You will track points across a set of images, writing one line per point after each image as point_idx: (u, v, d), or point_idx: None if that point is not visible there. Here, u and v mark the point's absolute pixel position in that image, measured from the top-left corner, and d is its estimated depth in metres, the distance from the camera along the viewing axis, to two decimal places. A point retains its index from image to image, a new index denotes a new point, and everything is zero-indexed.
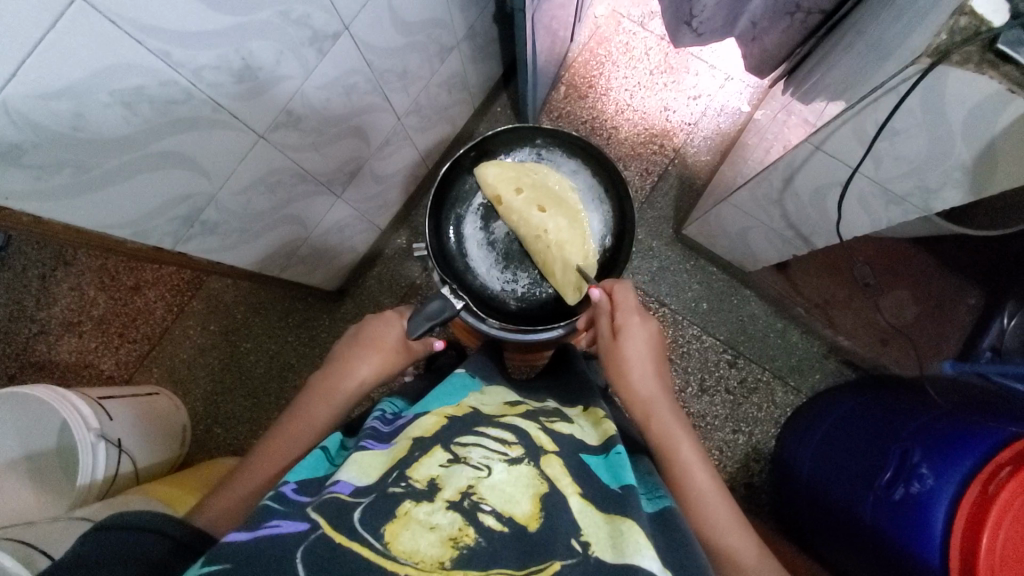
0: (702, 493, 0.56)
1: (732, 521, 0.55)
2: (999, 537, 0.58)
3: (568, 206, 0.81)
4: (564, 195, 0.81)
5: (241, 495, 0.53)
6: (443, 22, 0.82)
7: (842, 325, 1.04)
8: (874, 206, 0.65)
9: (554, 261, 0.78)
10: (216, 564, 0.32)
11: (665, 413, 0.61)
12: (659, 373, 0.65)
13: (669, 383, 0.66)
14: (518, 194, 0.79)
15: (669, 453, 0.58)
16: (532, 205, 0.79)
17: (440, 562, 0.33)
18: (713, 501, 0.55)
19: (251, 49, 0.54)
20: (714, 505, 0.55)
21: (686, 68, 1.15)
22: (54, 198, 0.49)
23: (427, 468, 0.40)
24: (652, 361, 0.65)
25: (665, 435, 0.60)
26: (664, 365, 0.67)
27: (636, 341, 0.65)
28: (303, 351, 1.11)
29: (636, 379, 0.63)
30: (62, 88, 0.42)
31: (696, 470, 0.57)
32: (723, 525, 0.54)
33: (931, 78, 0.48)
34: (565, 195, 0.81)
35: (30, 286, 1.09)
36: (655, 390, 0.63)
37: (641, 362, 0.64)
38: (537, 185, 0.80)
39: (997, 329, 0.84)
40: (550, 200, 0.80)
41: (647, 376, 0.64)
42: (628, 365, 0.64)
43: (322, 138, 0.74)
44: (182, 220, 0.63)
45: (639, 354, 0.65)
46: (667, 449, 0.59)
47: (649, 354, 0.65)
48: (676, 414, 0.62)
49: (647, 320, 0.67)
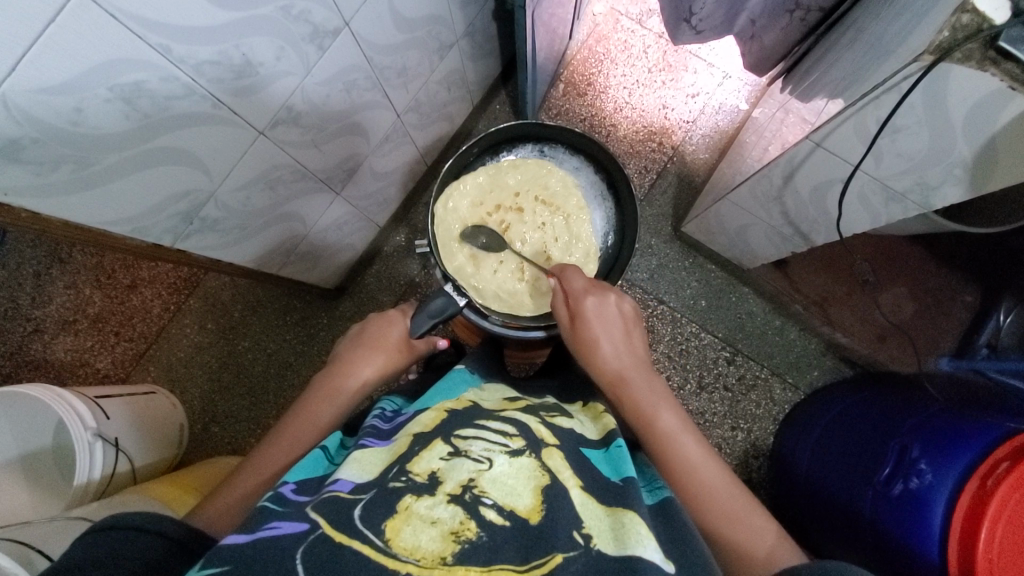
0: (687, 461, 0.53)
1: (728, 491, 0.52)
2: (998, 531, 0.59)
3: (563, 206, 0.81)
4: (562, 195, 0.81)
5: (240, 497, 0.53)
6: (442, 19, 0.82)
7: (840, 322, 1.05)
8: (873, 202, 0.65)
9: (500, 297, 0.78)
10: (215, 566, 0.32)
11: (639, 389, 0.58)
12: (630, 345, 0.63)
13: (639, 351, 0.63)
14: (465, 235, 0.78)
15: (650, 425, 0.56)
16: (519, 212, 0.80)
17: (442, 557, 0.33)
18: (707, 475, 0.52)
19: (251, 45, 0.53)
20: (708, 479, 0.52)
21: (684, 66, 1.15)
22: (54, 194, 0.48)
23: (428, 461, 0.40)
24: (621, 333, 0.63)
25: (641, 407, 0.57)
26: (634, 338, 0.64)
27: (597, 319, 0.62)
28: (301, 349, 1.10)
29: (604, 356, 0.61)
30: (63, 82, 0.41)
31: (681, 443, 0.54)
32: (717, 490, 0.51)
33: (933, 74, 0.48)
34: (561, 194, 0.81)
35: (24, 285, 1.08)
36: (627, 366, 0.60)
37: (606, 338, 0.62)
38: (528, 189, 0.81)
39: (993, 327, 0.88)
40: (541, 204, 0.80)
41: (615, 350, 0.61)
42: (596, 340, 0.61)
43: (322, 134, 0.73)
44: (181, 218, 0.62)
45: (603, 328, 0.62)
46: (647, 422, 0.56)
47: (617, 326, 0.63)
48: (649, 384, 0.59)
49: (606, 295, 0.64)
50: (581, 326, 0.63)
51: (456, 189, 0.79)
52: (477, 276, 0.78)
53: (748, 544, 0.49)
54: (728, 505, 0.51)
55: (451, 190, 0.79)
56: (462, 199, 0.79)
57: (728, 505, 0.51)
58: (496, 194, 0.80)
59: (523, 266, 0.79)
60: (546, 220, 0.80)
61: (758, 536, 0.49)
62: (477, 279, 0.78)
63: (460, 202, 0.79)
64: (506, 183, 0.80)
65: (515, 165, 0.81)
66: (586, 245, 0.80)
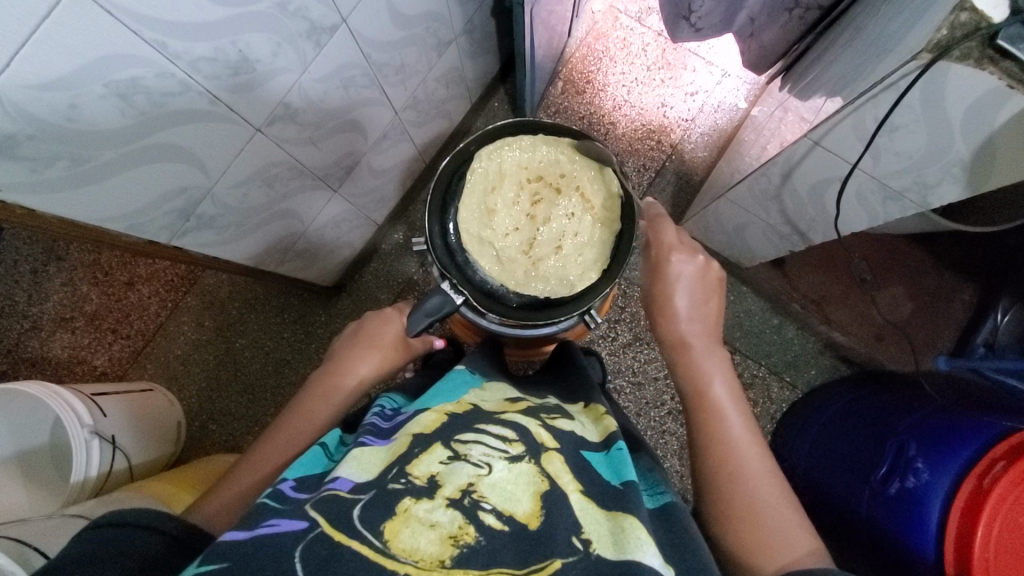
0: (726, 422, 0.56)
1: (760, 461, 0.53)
2: (993, 530, 0.59)
3: (600, 208, 0.78)
4: (604, 193, 0.78)
5: (236, 495, 0.52)
6: (441, 16, 0.82)
7: (837, 321, 1.04)
8: (872, 201, 0.65)
9: (496, 275, 0.77)
10: (216, 563, 0.31)
11: (700, 356, 0.63)
12: (707, 310, 0.66)
13: (713, 326, 0.66)
14: (492, 198, 0.78)
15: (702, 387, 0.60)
16: (558, 194, 0.78)
17: (440, 561, 0.33)
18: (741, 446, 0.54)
19: (248, 41, 0.53)
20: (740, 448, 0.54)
21: (683, 65, 1.15)
22: (50, 191, 0.48)
23: (427, 464, 0.40)
24: (699, 296, 0.66)
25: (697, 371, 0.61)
26: (711, 307, 0.67)
27: (676, 280, 0.66)
28: (299, 347, 1.10)
29: (676, 318, 0.66)
30: (57, 79, 0.41)
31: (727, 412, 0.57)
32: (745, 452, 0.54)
33: (931, 72, 0.47)
34: (605, 194, 0.78)
35: (22, 281, 1.08)
36: (695, 334, 0.64)
37: (683, 300, 0.66)
38: (577, 176, 0.78)
39: (991, 326, 0.90)
40: (582, 196, 0.78)
41: (688, 313, 0.66)
42: (671, 298, 0.66)
43: (320, 131, 0.73)
44: (177, 215, 0.62)
45: (682, 289, 0.66)
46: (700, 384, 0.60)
47: (696, 288, 0.66)
48: (714, 354, 0.63)
49: (693, 256, 0.67)
50: (658, 283, 0.68)
51: (497, 142, 0.79)
52: (483, 240, 0.77)
53: (759, 520, 0.49)
54: (752, 478, 0.52)
55: (496, 146, 0.78)
56: (501, 161, 0.78)
57: (752, 466, 0.53)
58: (535, 168, 0.78)
59: (535, 245, 0.77)
60: (576, 213, 0.78)
61: (775, 516, 0.49)
62: (482, 245, 0.77)
63: (479, 180, 0.78)
64: (557, 161, 0.78)
65: (570, 147, 0.78)
66: (597, 253, 0.77)
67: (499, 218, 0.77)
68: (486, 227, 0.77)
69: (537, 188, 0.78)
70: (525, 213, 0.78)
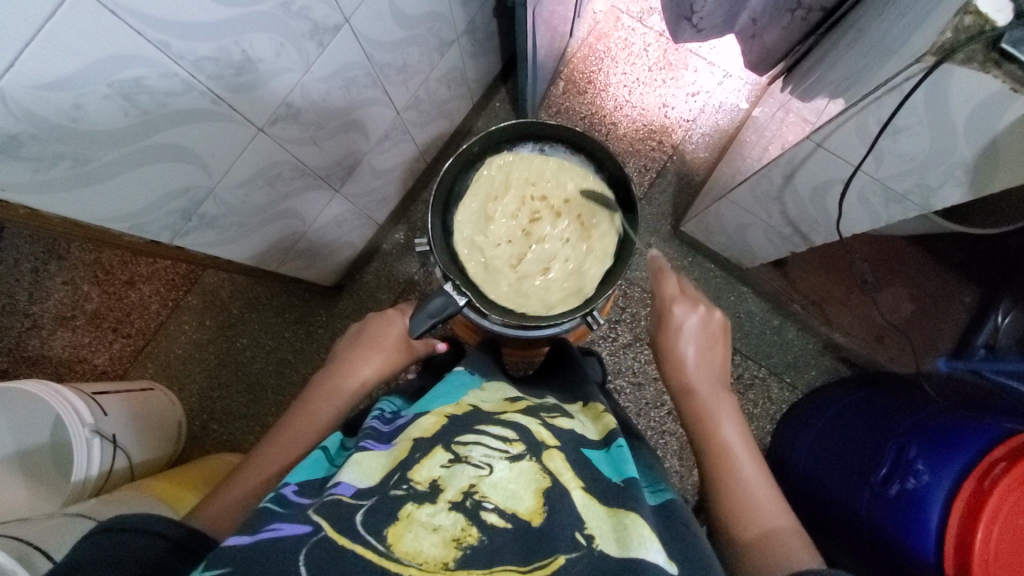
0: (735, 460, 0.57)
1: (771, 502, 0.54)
2: (994, 531, 0.59)
3: (596, 241, 0.79)
4: (603, 228, 0.79)
5: (239, 498, 0.52)
6: (443, 15, 0.82)
7: (839, 322, 1.05)
8: (874, 203, 0.65)
9: (479, 281, 0.78)
10: (218, 568, 0.31)
11: (707, 399, 0.64)
12: (712, 359, 0.68)
13: (720, 372, 0.68)
14: (491, 203, 0.79)
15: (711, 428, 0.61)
16: (557, 218, 0.80)
17: (444, 563, 0.33)
18: (756, 493, 0.54)
19: (250, 41, 0.53)
20: (755, 495, 0.54)
21: (684, 65, 1.15)
22: (52, 190, 0.48)
23: (429, 468, 0.40)
24: (704, 345, 0.68)
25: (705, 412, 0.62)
26: (717, 353, 0.69)
27: (682, 330, 0.69)
28: (300, 346, 1.10)
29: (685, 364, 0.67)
30: (61, 79, 0.41)
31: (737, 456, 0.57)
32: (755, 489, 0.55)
33: (935, 76, 0.48)
34: (604, 229, 0.79)
35: (22, 280, 1.07)
36: (702, 378, 0.66)
37: (689, 347, 0.68)
38: (581, 205, 0.79)
39: (991, 327, 0.86)
40: (581, 225, 0.79)
41: (696, 359, 0.67)
42: (677, 345, 0.68)
43: (322, 131, 0.73)
44: (179, 215, 0.62)
45: (688, 338, 0.69)
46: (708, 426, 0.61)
47: (700, 337, 0.69)
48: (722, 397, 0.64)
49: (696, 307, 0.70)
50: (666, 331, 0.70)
51: (511, 152, 0.81)
52: (474, 245, 0.78)
53: (776, 566, 0.47)
54: (764, 517, 0.52)
55: (507, 153, 0.80)
56: (509, 170, 0.80)
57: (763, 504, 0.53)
58: (541, 186, 0.80)
59: (523, 262, 0.79)
60: (571, 240, 0.79)
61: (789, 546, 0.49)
62: (472, 249, 0.78)
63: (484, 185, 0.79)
64: (565, 186, 0.79)
65: (582, 176, 0.79)
66: (580, 282, 0.78)
67: (495, 225, 0.79)
68: (482, 233, 0.79)
69: (539, 210, 0.80)
70: (521, 229, 0.79)
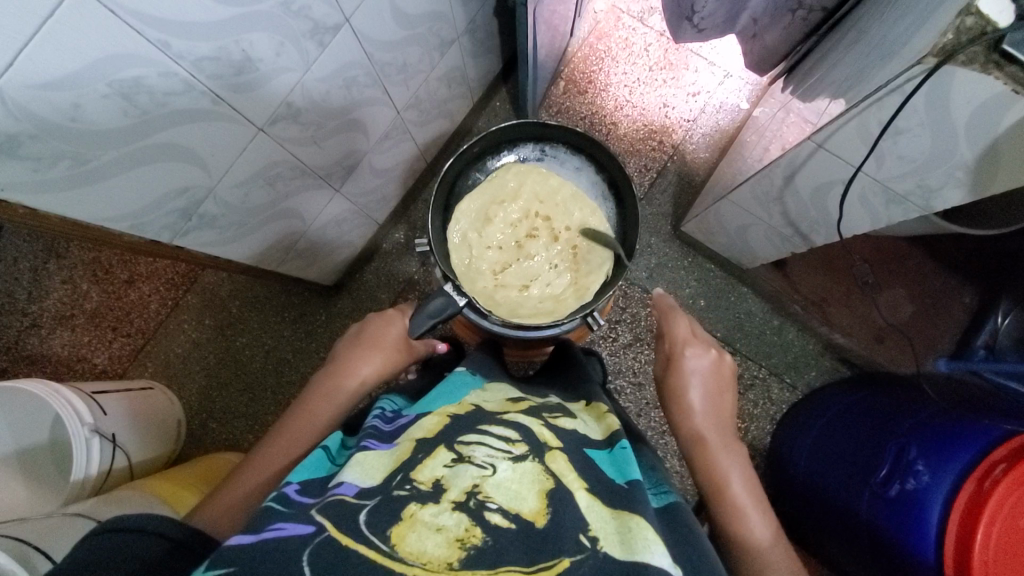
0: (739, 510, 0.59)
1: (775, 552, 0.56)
2: (993, 532, 0.59)
3: (581, 275, 0.78)
4: (592, 264, 0.78)
5: (239, 498, 0.52)
6: (444, 15, 0.81)
7: (838, 321, 1.05)
8: (875, 204, 0.65)
9: (465, 275, 0.77)
10: (222, 567, 0.31)
11: (714, 439, 0.63)
12: (721, 402, 0.68)
13: (728, 413, 0.68)
14: (493, 204, 0.79)
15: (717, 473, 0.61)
16: (553, 242, 0.79)
17: (448, 563, 0.33)
18: (772, 563, 0.55)
19: (250, 41, 0.53)
20: (772, 568, 0.54)
21: (685, 65, 1.15)
22: (51, 190, 0.48)
23: (432, 469, 0.40)
24: (712, 388, 0.68)
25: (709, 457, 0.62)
26: (726, 396, 0.69)
27: (691, 373, 0.68)
28: (299, 346, 1.10)
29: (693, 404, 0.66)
30: (60, 78, 0.41)
31: (751, 523, 0.58)
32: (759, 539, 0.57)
33: (937, 77, 0.48)
34: (592, 266, 0.78)
35: (21, 279, 1.07)
36: (708, 418, 0.65)
37: (697, 389, 0.67)
38: (579, 236, 0.79)
39: (991, 328, 0.88)
40: (574, 257, 0.79)
41: (703, 400, 0.67)
42: (684, 387, 0.68)
43: (322, 131, 0.73)
44: (179, 214, 0.62)
45: (696, 379, 0.68)
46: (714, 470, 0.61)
47: (710, 383, 0.68)
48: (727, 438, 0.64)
49: (706, 352, 0.70)
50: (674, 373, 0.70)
51: (513, 154, 0.82)
52: (465, 240, 0.78)
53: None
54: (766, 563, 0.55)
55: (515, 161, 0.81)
56: (518, 182, 0.80)
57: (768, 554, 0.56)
58: (547, 207, 0.80)
59: (507, 271, 0.78)
60: (558, 265, 0.78)
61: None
62: (462, 241, 0.78)
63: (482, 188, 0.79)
64: (570, 213, 0.80)
65: (589, 210, 0.79)
66: (554, 306, 0.77)
67: (493, 225, 0.79)
68: (481, 231, 0.79)
69: (540, 227, 0.79)
70: (516, 237, 0.79)
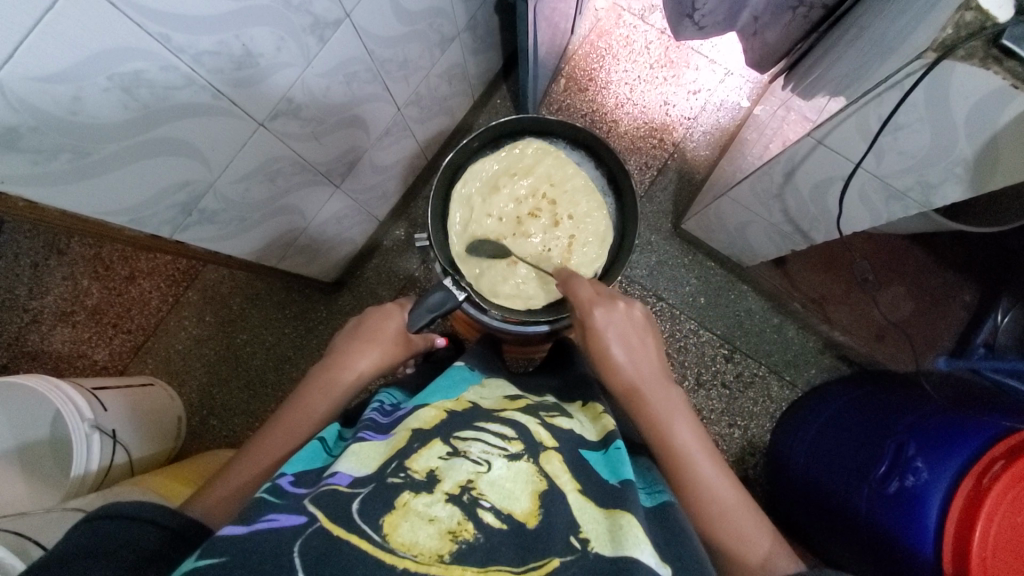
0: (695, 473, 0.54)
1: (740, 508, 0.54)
2: (991, 529, 0.59)
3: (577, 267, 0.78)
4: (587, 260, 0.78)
5: (235, 488, 0.53)
6: (445, 12, 0.82)
7: (839, 321, 1.06)
8: (874, 201, 0.65)
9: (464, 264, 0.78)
10: (212, 557, 0.31)
11: (654, 400, 0.58)
12: (645, 352, 0.62)
13: (658, 359, 0.62)
14: (492, 193, 0.79)
15: (665, 437, 0.56)
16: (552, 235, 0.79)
17: (439, 555, 0.33)
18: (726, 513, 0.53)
19: (251, 35, 0.53)
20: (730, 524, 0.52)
21: (686, 63, 1.15)
22: (54, 183, 0.48)
23: (426, 459, 0.40)
24: (633, 342, 0.62)
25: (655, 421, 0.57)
26: (649, 344, 0.63)
27: (609, 333, 0.61)
28: (301, 342, 1.10)
29: (620, 366, 0.60)
30: (58, 71, 0.41)
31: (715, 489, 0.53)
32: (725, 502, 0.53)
33: (936, 72, 0.48)
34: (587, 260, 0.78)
35: (22, 276, 1.07)
36: (641, 376, 0.60)
37: (619, 347, 0.61)
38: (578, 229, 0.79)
39: (991, 326, 0.87)
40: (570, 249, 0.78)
41: (628, 358, 0.60)
42: (606, 350, 0.61)
43: (322, 127, 0.73)
44: (179, 209, 0.62)
45: (616, 338, 0.61)
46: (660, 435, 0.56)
47: (627, 341, 0.61)
48: (661, 391, 0.59)
49: (614, 307, 0.62)
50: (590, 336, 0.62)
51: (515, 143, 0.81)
52: (466, 229, 0.78)
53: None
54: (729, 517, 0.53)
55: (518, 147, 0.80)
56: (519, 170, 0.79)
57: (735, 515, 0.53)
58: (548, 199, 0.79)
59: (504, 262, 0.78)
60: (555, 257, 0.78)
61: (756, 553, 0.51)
62: (462, 231, 0.78)
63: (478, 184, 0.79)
64: (573, 203, 0.79)
65: (589, 202, 0.79)
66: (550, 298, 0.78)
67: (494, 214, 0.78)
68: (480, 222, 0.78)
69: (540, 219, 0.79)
70: (516, 229, 0.79)
